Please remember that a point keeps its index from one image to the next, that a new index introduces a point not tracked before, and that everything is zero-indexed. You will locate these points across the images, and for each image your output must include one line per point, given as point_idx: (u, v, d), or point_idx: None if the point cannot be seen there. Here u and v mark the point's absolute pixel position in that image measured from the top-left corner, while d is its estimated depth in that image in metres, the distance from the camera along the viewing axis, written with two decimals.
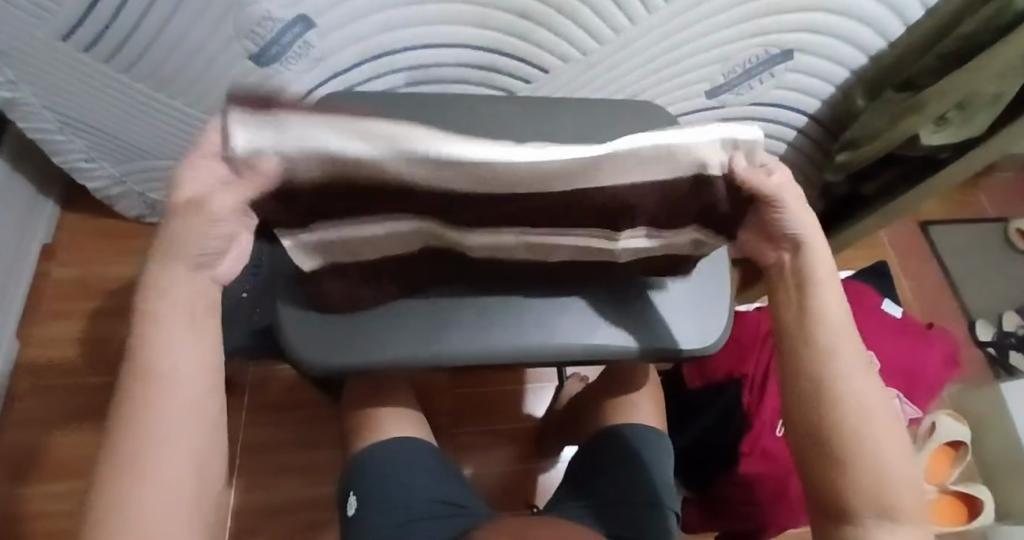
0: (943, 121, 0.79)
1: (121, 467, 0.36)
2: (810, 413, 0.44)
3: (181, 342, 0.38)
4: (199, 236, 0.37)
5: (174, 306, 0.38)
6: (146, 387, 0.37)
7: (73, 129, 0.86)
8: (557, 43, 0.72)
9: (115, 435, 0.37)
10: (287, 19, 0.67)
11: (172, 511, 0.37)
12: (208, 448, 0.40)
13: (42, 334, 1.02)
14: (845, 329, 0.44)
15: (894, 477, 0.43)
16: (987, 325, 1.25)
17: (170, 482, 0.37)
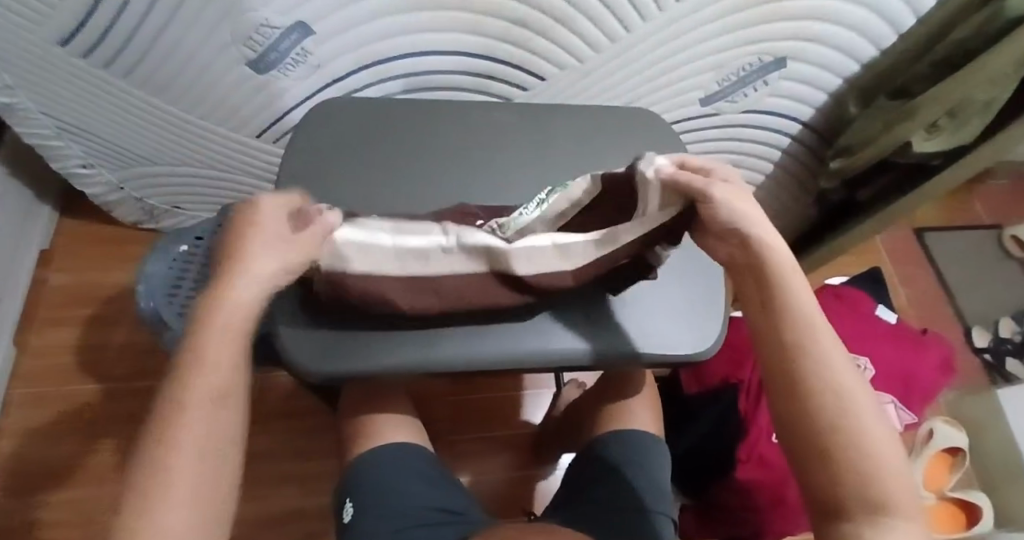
0: (935, 127, 0.79)
1: (146, 487, 0.37)
2: (797, 409, 0.44)
3: (212, 369, 0.41)
4: (261, 256, 0.43)
5: (213, 335, 0.42)
6: (177, 410, 0.40)
7: (70, 136, 0.86)
8: (552, 51, 0.73)
9: (143, 456, 0.39)
10: (285, 26, 0.67)
11: (190, 514, 0.38)
12: (226, 463, 0.41)
13: (38, 341, 1.01)
14: (821, 326, 0.45)
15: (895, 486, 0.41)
16: (983, 332, 1.26)
17: (191, 486, 0.38)
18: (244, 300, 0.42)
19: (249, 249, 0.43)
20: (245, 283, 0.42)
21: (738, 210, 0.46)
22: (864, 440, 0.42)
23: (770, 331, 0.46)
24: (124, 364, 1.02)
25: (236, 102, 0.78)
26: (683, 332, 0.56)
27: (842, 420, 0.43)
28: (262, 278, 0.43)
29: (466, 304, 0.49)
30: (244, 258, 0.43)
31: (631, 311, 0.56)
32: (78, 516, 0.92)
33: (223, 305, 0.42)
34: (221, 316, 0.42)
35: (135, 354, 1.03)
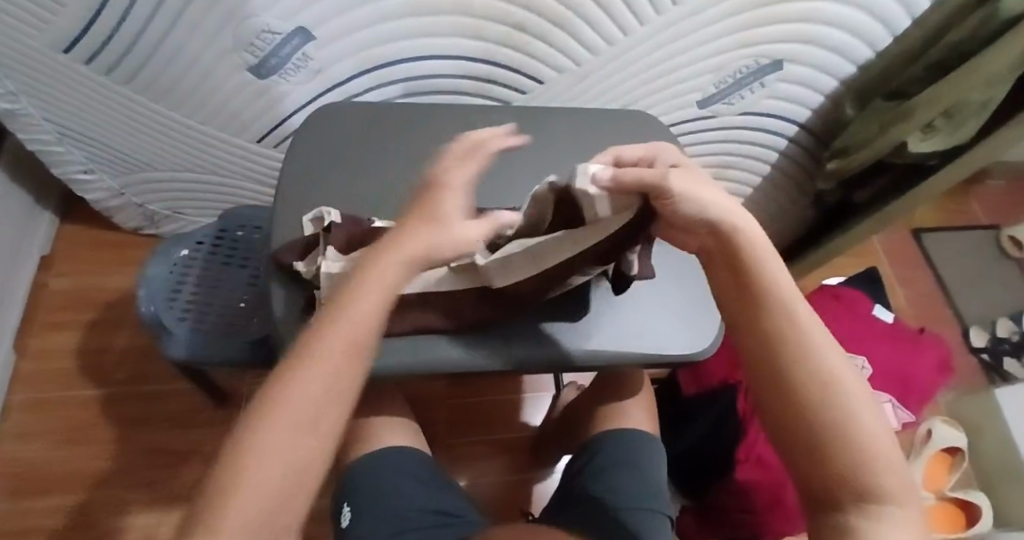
0: (930, 128, 0.80)
1: (264, 413, 0.38)
2: (795, 405, 0.43)
3: (355, 315, 0.41)
4: (433, 233, 0.46)
5: (369, 281, 0.43)
6: (312, 344, 0.40)
7: (71, 141, 0.87)
8: (551, 55, 0.73)
9: (272, 382, 0.40)
10: (285, 31, 0.68)
11: (290, 442, 0.38)
12: (336, 401, 0.40)
13: (38, 345, 1.02)
14: (814, 323, 0.45)
15: (894, 489, 0.41)
16: (981, 332, 1.26)
17: (298, 414, 0.39)
18: (404, 260, 0.44)
19: (427, 222, 0.46)
20: (403, 245, 0.44)
21: (701, 198, 0.44)
22: (863, 444, 0.42)
23: (759, 330, 0.45)
24: (123, 369, 1.02)
25: (237, 106, 0.79)
26: (680, 322, 0.59)
27: (842, 423, 0.42)
28: (418, 248, 0.45)
29: (437, 329, 0.53)
30: (425, 232, 0.46)
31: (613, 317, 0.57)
32: (77, 520, 0.92)
33: (383, 268, 0.43)
34: (383, 267, 0.44)
35: (135, 358, 1.03)
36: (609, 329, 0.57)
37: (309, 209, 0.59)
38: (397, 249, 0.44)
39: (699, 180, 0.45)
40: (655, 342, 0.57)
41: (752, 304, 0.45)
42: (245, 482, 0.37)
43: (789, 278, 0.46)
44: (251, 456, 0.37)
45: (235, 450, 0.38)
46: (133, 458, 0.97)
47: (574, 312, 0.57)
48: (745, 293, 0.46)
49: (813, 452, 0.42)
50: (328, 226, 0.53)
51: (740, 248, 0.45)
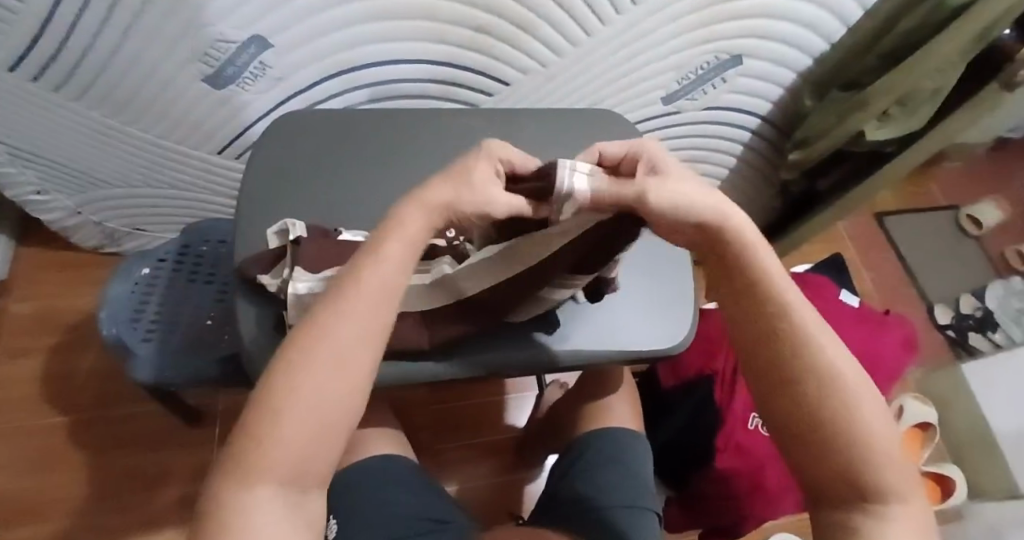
0: (885, 115, 0.81)
1: (295, 358, 0.38)
2: (796, 408, 0.43)
3: (384, 266, 0.41)
4: (460, 197, 0.42)
5: (397, 232, 0.42)
6: (343, 294, 0.40)
7: (24, 161, 0.84)
8: (515, 56, 0.73)
9: (299, 330, 0.39)
10: (241, 40, 0.67)
11: (321, 399, 0.37)
12: (366, 362, 0.39)
13: (1, 373, 0.98)
14: (814, 319, 0.44)
15: (900, 483, 0.42)
16: (945, 309, 1.30)
17: (328, 373, 0.38)
18: (429, 214, 0.43)
19: (456, 190, 0.42)
20: (427, 202, 0.43)
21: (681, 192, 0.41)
22: (869, 441, 0.42)
23: (757, 330, 0.44)
24: (93, 392, 1.00)
25: (195, 119, 0.77)
26: (657, 316, 0.59)
27: (850, 422, 0.42)
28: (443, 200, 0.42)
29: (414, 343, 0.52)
30: (455, 196, 0.42)
31: (592, 318, 0.58)
32: None
33: (408, 225, 0.42)
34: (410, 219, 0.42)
35: (104, 382, 1.00)
36: (587, 331, 0.57)
37: (276, 221, 0.58)
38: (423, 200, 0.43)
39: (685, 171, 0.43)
40: (631, 338, 0.58)
41: (751, 304, 0.44)
42: (279, 426, 0.36)
43: (783, 273, 0.45)
44: (285, 400, 0.37)
45: (268, 394, 0.37)
46: (107, 483, 0.94)
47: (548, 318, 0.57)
48: (740, 291, 0.44)
49: (819, 454, 0.42)
50: (295, 239, 0.52)
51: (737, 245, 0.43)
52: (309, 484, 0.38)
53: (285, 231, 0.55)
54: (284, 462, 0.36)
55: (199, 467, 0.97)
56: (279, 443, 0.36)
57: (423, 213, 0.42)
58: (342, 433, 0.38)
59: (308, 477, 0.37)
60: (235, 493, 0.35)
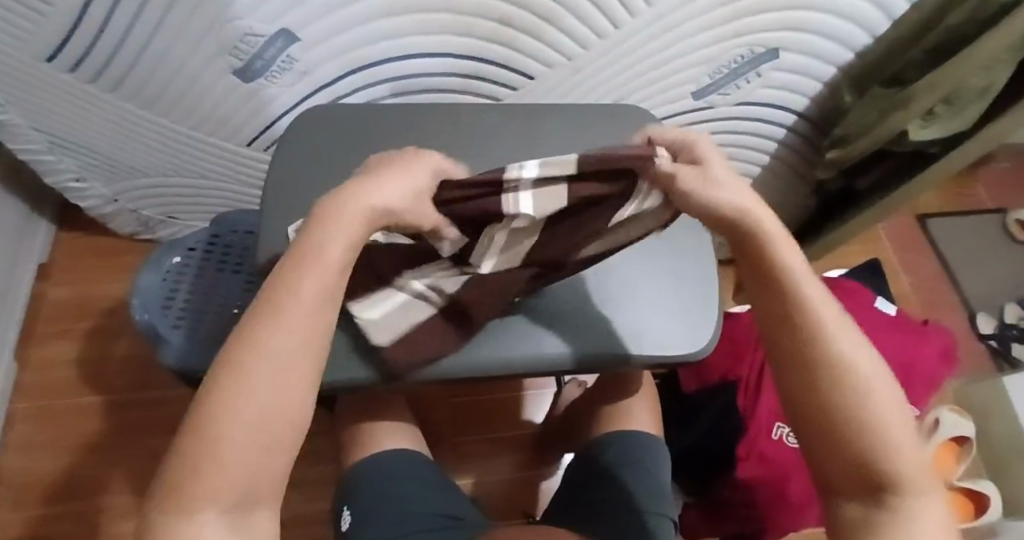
0: (931, 114, 0.78)
1: (230, 379, 0.35)
2: (810, 400, 0.41)
3: (324, 271, 0.37)
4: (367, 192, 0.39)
5: (335, 230, 0.38)
6: (280, 294, 0.37)
7: (62, 149, 0.86)
8: (540, 49, 0.72)
9: (233, 344, 0.36)
10: (269, 33, 0.67)
11: (266, 413, 0.35)
12: (309, 366, 0.37)
13: (38, 355, 1.02)
14: (825, 304, 0.42)
15: (920, 480, 0.40)
16: (988, 319, 1.24)
17: (270, 383, 0.35)
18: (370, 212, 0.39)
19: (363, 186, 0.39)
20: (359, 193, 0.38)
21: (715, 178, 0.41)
22: (892, 437, 0.40)
23: (772, 314, 0.43)
24: (123, 376, 1.02)
25: (224, 111, 0.78)
26: (684, 307, 0.59)
27: (870, 416, 0.40)
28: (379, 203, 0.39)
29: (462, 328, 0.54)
30: (362, 192, 0.39)
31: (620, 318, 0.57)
32: (81, 529, 0.92)
33: (342, 213, 0.38)
34: (347, 211, 0.38)
35: (134, 366, 1.03)
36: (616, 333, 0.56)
37: (298, 213, 0.58)
38: (363, 193, 0.38)
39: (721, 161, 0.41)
40: (662, 338, 0.57)
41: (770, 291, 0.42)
42: (221, 448, 0.34)
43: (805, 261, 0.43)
44: (226, 422, 0.34)
45: (206, 414, 0.34)
46: (134, 466, 0.97)
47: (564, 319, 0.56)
48: (762, 281, 0.43)
49: (836, 448, 0.41)
50: None
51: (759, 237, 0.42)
52: (260, 495, 0.36)
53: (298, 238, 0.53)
54: (233, 480, 0.34)
55: None
56: (226, 463, 0.34)
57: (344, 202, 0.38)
58: (290, 443, 0.36)
59: (257, 491, 0.36)
60: (181, 522, 0.34)
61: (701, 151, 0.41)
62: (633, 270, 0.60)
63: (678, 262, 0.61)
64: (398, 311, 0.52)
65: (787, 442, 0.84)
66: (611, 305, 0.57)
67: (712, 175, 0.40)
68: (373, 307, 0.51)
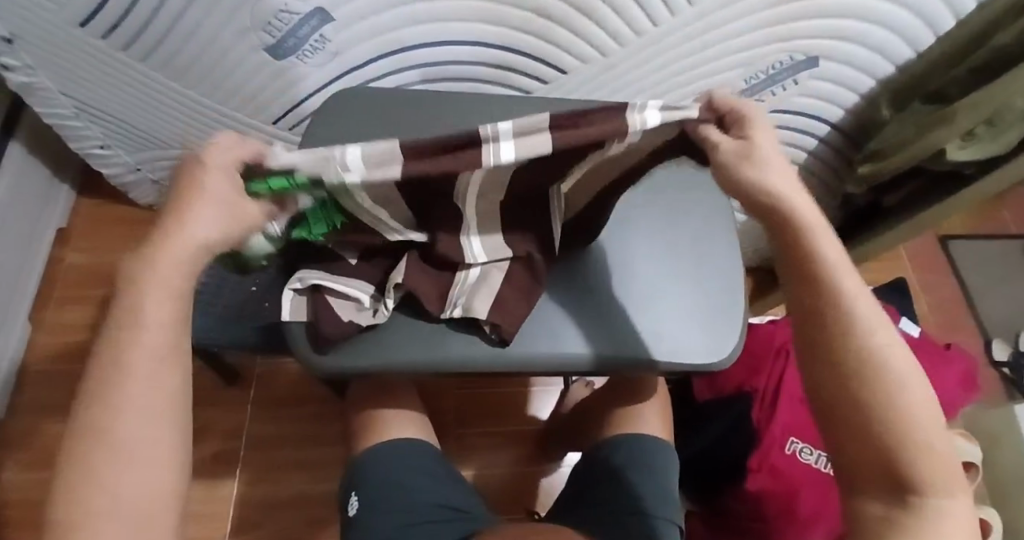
0: (970, 136, 0.76)
1: (84, 469, 0.36)
2: (838, 386, 0.41)
3: (153, 330, 0.38)
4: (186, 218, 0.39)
5: (153, 287, 0.38)
6: (119, 358, 0.38)
7: (88, 116, 0.86)
8: (576, 44, 0.71)
9: (80, 420, 0.38)
10: (304, 12, 0.66)
11: (124, 478, 0.37)
12: (160, 425, 0.39)
13: (53, 319, 1.02)
14: (864, 297, 0.42)
15: (943, 479, 0.39)
16: (1003, 345, 1.23)
17: (125, 451, 0.37)
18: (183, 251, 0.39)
19: (183, 212, 0.39)
20: (170, 243, 0.38)
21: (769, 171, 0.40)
22: (919, 431, 0.39)
23: (796, 286, 0.43)
24: None
25: (254, 86, 0.77)
26: (708, 317, 0.58)
27: (896, 407, 0.39)
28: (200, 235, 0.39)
29: (530, 290, 0.53)
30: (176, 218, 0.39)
31: (655, 323, 0.56)
32: None
33: (155, 267, 0.38)
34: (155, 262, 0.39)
35: None
36: (651, 339, 0.55)
37: None
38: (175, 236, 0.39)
39: (778, 148, 0.41)
40: (691, 343, 0.56)
41: (802, 265, 0.42)
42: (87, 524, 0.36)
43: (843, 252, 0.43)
44: (84, 496, 0.36)
45: (62, 493, 0.36)
46: None
47: (592, 321, 0.56)
48: (801, 276, 0.42)
49: (856, 439, 0.41)
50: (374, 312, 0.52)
51: (793, 223, 0.41)
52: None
53: (329, 292, 0.51)
54: None
55: (231, 428, 0.98)
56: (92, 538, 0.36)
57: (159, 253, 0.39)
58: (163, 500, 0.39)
59: None
60: None
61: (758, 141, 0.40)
62: (660, 275, 0.59)
63: (700, 259, 0.61)
64: (482, 286, 0.51)
65: (802, 458, 0.84)
66: (646, 311, 0.57)
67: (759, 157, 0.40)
68: (458, 301, 0.52)
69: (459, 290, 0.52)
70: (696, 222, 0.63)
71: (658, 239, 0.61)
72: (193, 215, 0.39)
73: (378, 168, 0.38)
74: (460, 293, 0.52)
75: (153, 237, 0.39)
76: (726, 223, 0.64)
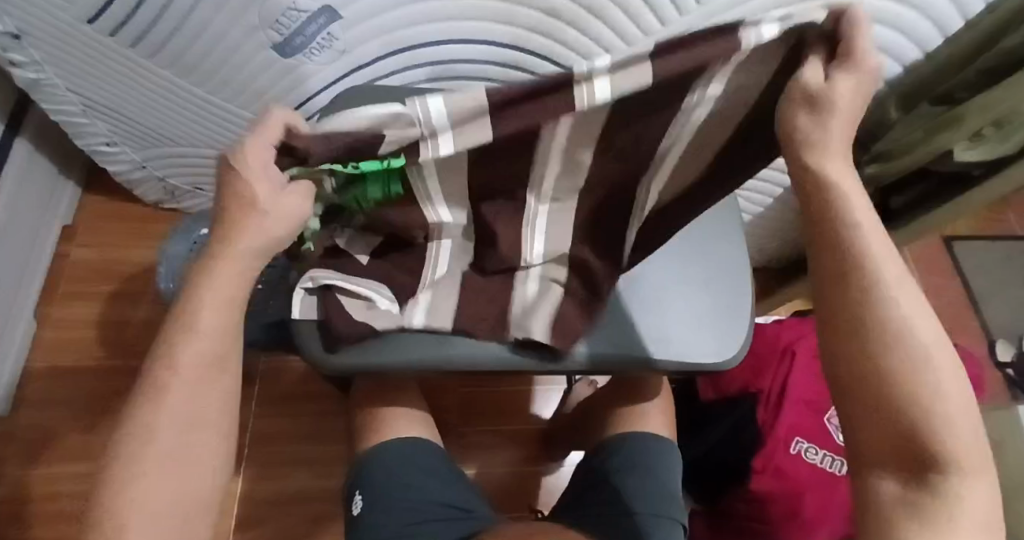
0: (978, 137, 0.75)
1: (134, 460, 0.40)
2: (863, 371, 0.41)
3: (205, 337, 0.41)
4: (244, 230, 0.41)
5: (212, 297, 0.41)
6: (175, 361, 0.41)
7: (96, 113, 0.87)
8: (583, 43, 0.71)
9: (134, 417, 0.40)
10: (312, 10, 0.66)
11: (172, 471, 0.40)
12: (206, 423, 0.42)
13: (58, 315, 1.02)
14: (898, 278, 0.41)
15: (964, 461, 0.40)
16: (1007, 347, 1.22)
17: (174, 446, 0.41)
18: (242, 260, 0.42)
19: (239, 224, 0.41)
20: (230, 255, 0.41)
21: (828, 131, 0.38)
22: (942, 412, 0.40)
23: (825, 266, 0.42)
24: (141, 342, 1.02)
25: (260, 84, 0.77)
26: (716, 315, 0.58)
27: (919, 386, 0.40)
28: (254, 246, 0.41)
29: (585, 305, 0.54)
30: (233, 228, 0.41)
31: (665, 322, 0.56)
32: (88, 489, 0.93)
33: (215, 279, 0.41)
34: (217, 272, 0.41)
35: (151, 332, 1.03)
36: (660, 337, 0.56)
37: None
38: (235, 250, 0.41)
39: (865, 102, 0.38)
40: (700, 342, 0.56)
41: (834, 247, 0.41)
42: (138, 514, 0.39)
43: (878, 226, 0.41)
44: (134, 488, 0.39)
45: (116, 482, 0.39)
46: None
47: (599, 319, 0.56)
48: (828, 258, 0.41)
49: (881, 425, 0.41)
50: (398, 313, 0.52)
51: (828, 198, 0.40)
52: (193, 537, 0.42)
53: (343, 289, 0.51)
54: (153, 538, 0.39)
55: None
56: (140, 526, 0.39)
57: (221, 264, 0.41)
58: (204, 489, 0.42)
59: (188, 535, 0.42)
60: None
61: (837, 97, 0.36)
62: (669, 275, 0.59)
63: (708, 257, 0.61)
64: (540, 306, 0.52)
65: (806, 457, 0.84)
66: (656, 310, 0.57)
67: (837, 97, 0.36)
68: (519, 325, 0.52)
69: (519, 309, 0.52)
70: (702, 218, 0.63)
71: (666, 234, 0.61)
72: (244, 228, 0.41)
73: (466, 130, 0.37)
74: (520, 313, 0.52)
75: (214, 247, 0.42)
76: (732, 220, 0.64)
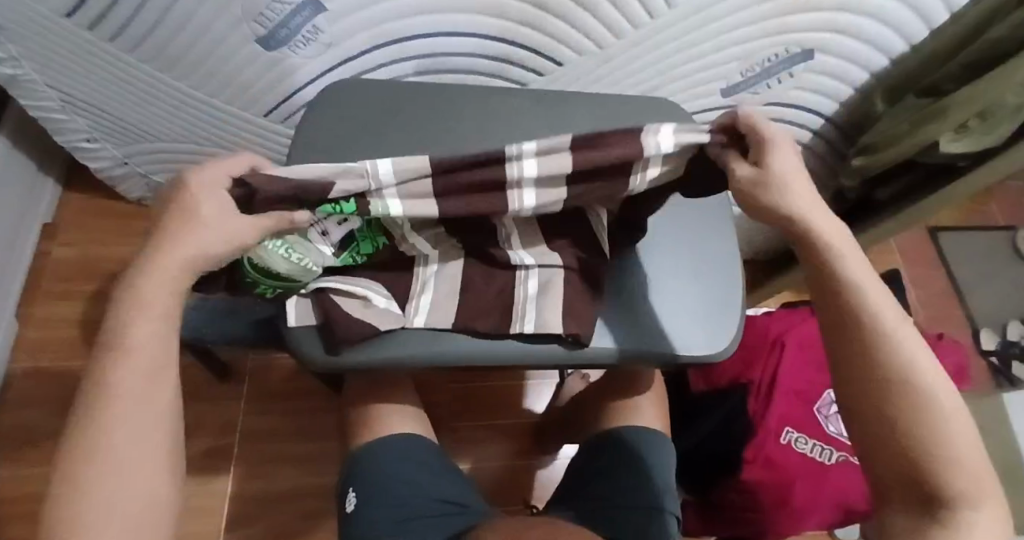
0: (963, 127, 0.74)
1: (75, 475, 0.39)
2: (875, 407, 0.44)
3: (140, 345, 0.41)
4: (181, 240, 0.41)
5: (144, 307, 0.41)
6: (113, 371, 0.40)
7: (75, 109, 0.85)
8: (571, 36, 0.71)
9: (74, 433, 0.40)
10: (297, 2, 0.65)
11: (117, 486, 0.39)
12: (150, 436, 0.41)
13: (40, 314, 1.01)
14: (898, 319, 0.45)
15: (977, 495, 0.43)
16: (991, 335, 1.24)
17: (118, 459, 0.39)
18: (178, 270, 0.41)
19: (175, 236, 0.42)
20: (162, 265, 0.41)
21: (791, 194, 0.45)
22: (953, 448, 0.43)
23: (834, 309, 0.46)
24: None
25: (245, 77, 0.76)
26: (710, 308, 0.58)
27: (938, 426, 0.43)
28: (186, 252, 0.41)
29: (586, 292, 0.54)
30: (169, 243, 0.41)
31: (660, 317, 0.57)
32: None
33: (148, 289, 0.41)
34: (148, 281, 0.41)
35: None
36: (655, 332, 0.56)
37: None
38: (168, 257, 0.41)
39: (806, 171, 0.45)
40: (694, 336, 0.56)
41: (839, 291, 0.46)
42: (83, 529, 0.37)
43: (871, 270, 0.47)
44: (77, 503, 0.38)
45: (59, 500, 0.38)
46: None
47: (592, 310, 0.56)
48: (834, 300, 0.46)
49: (894, 460, 0.44)
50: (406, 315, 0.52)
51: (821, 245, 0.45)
52: None
53: (338, 292, 0.51)
54: None
55: (222, 422, 0.97)
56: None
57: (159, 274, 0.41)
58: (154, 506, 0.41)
59: None
60: None
61: (779, 169, 0.44)
62: (662, 267, 0.59)
63: (701, 249, 0.61)
64: (544, 301, 0.52)
65: (797, 447, 0.85)
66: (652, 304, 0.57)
67: (779, 176, 0.44)
68: (530, 317, 0.52)
69: (527, 305, 0.52)
70: (695, 211, 0.63)
71: (659, 227, 0.61)
72: (183, 239, 0.41)
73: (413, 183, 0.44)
74: (527, 309, 0.52)
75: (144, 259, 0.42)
76: (723, 211, 0.64)
